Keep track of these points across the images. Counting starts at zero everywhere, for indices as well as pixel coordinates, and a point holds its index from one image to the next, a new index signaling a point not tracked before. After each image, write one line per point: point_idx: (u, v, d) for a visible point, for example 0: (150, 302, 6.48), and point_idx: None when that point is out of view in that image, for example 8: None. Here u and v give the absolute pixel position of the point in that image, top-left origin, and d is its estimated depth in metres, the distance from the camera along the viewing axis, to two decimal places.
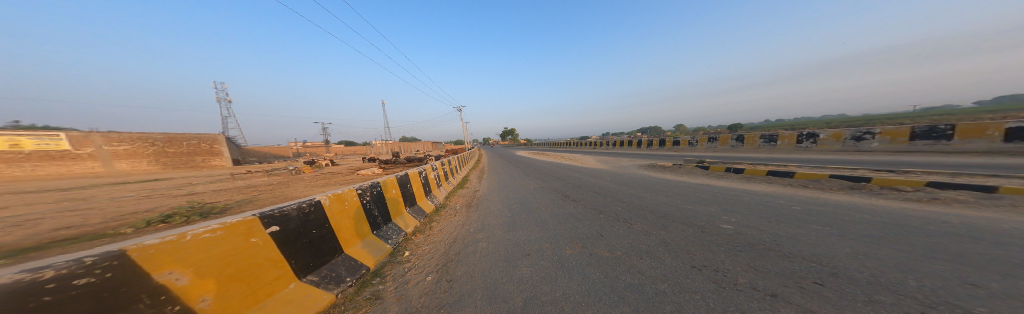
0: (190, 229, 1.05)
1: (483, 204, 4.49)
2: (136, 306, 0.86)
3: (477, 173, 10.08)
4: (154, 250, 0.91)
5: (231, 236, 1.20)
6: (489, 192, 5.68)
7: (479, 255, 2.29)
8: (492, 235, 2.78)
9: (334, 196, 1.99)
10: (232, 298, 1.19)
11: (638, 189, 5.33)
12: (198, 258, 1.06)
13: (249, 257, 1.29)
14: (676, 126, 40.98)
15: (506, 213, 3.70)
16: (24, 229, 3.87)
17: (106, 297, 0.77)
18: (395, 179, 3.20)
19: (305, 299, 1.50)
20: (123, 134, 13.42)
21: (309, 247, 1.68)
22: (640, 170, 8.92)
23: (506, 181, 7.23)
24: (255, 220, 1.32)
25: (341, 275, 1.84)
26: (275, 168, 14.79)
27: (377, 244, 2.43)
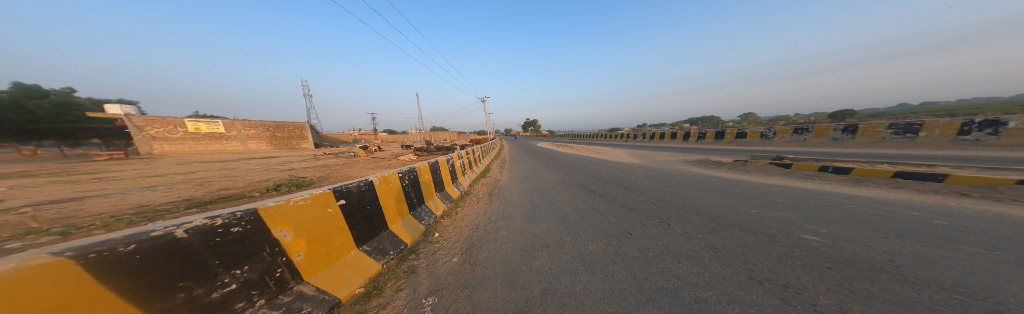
0: (293, 196, 1.44)
1: (504, 193, 4.62)
2: (263, 252, 1.26)
3: (504, 163, 10.28)
4: (273, 210, 1.29)
5: (317, 204, 1.59)
6: (511, 182, 5.78)
7: (499, 242, 2.41)
8: (513, 225, 2.87)
9: (381, 178, 2.36)
10: (316, 256, 1.57)
11: (685, 187, 4.69)
12: (297, 220, 1.45)
13: (327, 224, 1.68)
14: (745, 115, 33.90)
15: (527, 203, 3.74)
16: (202, 188, 5.69)
17: (247, 242, 1.16)
18: (427, 165, 3.57)
19: (361, 265, 1.86)
20: (251, 122, 18.37)
21: (365, 220, 2.06)
22: (691, 166, 7.75)
23: (527, 172, 7.21)
24: (330, 193, 1.70)
25: (386, 248, 2.19)
26: (341, 152, 17.85)
27: (413, 223, 2.79)
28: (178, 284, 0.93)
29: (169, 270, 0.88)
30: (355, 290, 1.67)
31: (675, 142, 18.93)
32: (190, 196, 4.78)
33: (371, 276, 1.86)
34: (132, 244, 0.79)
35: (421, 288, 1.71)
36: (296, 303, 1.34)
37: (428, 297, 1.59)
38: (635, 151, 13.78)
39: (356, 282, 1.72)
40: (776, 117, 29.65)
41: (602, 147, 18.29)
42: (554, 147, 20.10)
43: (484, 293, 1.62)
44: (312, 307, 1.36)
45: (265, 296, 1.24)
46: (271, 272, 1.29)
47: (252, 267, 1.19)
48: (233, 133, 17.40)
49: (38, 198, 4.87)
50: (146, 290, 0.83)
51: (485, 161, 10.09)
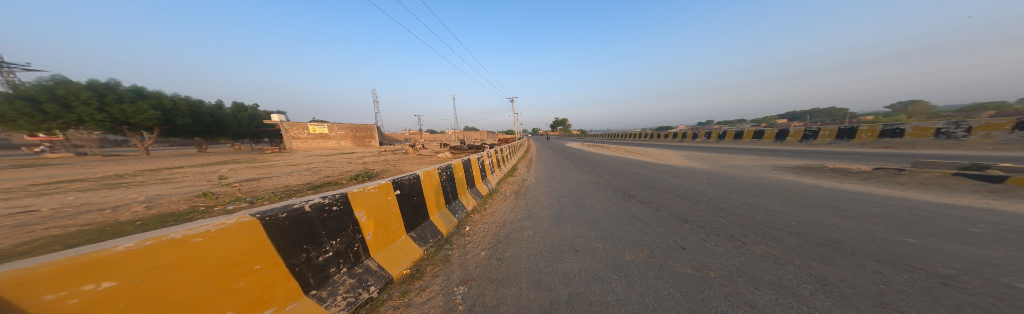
0: (367, 185, 1.87)
1: (531, 193, 4.58)
2: (349, 228, 1.69)
3: (538, 163, 10.13)
4: (356, 194, 1.73)
5: (382, 193, 2.01)
6: (539, 182, 5.66)
7: (524, 242, 2.42)
8: (539, 225, 2.84)
9: (425, 173, 2.76)
10: (379, 236, 1.97)
11: (774, 199, 3.58)
12: (370, 204, 1.88)
13: (388, 211, 2.09)
14: (901, 105, 23.38)
15: (554, 205, 3.62)
16: (313, 175, 7.72)
17: (341, 219, 1.60)
18: (461, 163, 3.91)
19: (409, 249, 2.21)
20: (342, 124, 24.04)
21: (413, 209, 2.45)
22: (789, 173, 5.86)
23: (558, 173, 6.91)
24: (391, 185, 2.13)
25: (427, 236, 2.52)
26: (400, 149, 21.13)
27: (448, 216, 3.09)
28: (303, 246, 1.36)
29: (300, 235, 1.32)
30: (403, 270, 2.00)
31: (767, 142, 14.70)
32: (306, 181, 6.53)
33: (415, 260, 2.18)
34: (284, 213, 1.23)
35: (453, 276, 1.89)
36: (365, 274, 1.72)
37: (459, 286, 1.76)
38: (702, 153, 11.36)
39: (406, 264, 2.06)
40: (969, 105, 19.35)
41: (657, 148, 15.81)
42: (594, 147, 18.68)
43: (508, 289, 1.67)
44: (374, 280, 1.73)
45: (347, 265, 1.65)
46: (352, 245, 1.71)
47: (342, 239, 1.62)
48: (332, 134, 23.25)
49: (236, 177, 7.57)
50: (288, 247, 1.26)
51: (513, 161, 10.21)
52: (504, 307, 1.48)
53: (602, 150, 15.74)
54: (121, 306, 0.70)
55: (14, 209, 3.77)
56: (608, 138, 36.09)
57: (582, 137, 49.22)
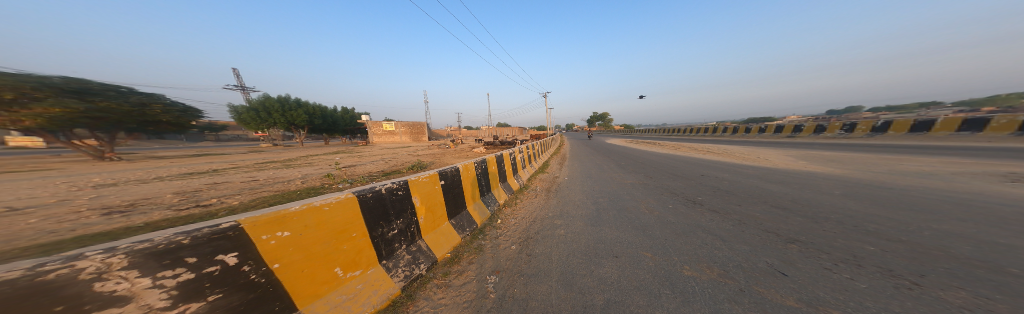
0: (422, 175, 2.26)
1: (564, 191, 4.35)
2: (410, 210, 2.08)
3: (578, 159, 9.47)
4: (414, 181, 2.12)
5: (432, 183, 2.37)
6: (574, 180, 5.32)
7: (555, 240, 2.33)
8: (573, 224, 2.66)
9: (464, 166, 3.04)
10: (430, 221, 2.33)
11: (992, 227, 2.10)
12: (423, 192, 2.25)
13: (437, 199, 2.44)
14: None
15: (588, 205, 3.33)
16: (386, 164, 9.65)
17: (404, 202, 2.00)
18: (494, 158, 4.07)
19: (451, 235, 2.51)
20: (401, 123, 29.03)
21: (454, 198, 2.74)
22: (1018, 184, 3.53)
23: (598, 171, 6.28)
24: (439, 176, 2.48)
25: (464, 225, 2.77)
26: (445, 144, 23.63)
27: (483, 208, 3.29)
28: (380, 221, 1.77)
29: (378, 212, 1.74)
30: (444, 254, 2.27)
31: (977, 139, 9.15)
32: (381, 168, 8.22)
33: (454, 246, 2.44)
34: (369, 193, 1.67)
35: (486, 265, 2.01)
36: (418, 253, 2.06)
37: (490, 276, 1.85)
38: (830, 152, 8.02)
39: (447, 248, 2.34)
40: None
41: (753, 146, 11.94)
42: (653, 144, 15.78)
43: (538, 285, 1.64)
44: (424, 258, 2.06)
45: (405, 243, 2.01)
46: (411, 226, 2.08)
47: (405, 219, 2.02)
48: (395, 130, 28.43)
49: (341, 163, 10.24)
50: (371, 221, 1.69)
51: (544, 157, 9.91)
52: (533, 302, 1.46)
53: (660, 147, 13.30)
54: (288, 250, 1.14)
55: (240, 178, 6.32)
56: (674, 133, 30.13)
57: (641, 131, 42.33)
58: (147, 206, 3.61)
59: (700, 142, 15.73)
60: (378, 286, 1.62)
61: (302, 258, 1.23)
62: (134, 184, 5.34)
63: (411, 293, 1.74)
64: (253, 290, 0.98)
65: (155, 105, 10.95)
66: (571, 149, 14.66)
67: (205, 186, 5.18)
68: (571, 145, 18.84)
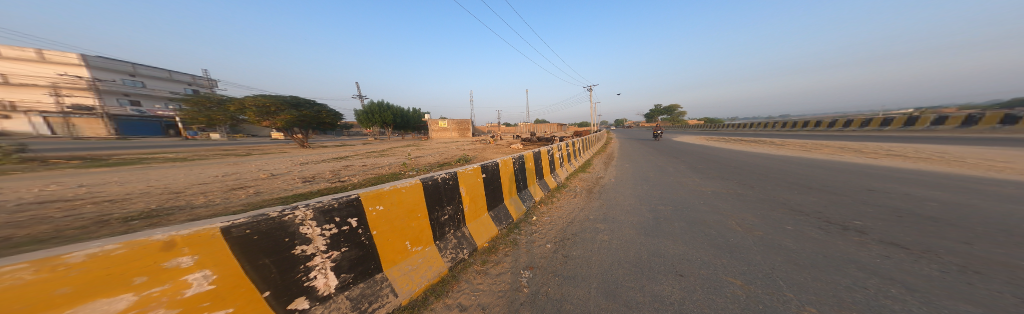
0: (467, 167, 2.49)
1: (608, 195, 4.15)
2: (457, 198, 2.34)
3: (629, 159, 8.50)
4: (462, 173, 2.38)
5: (476, 176, 2.57)
6: (620, 183, 4.99)
7: (594, 245, 2.36)
8: (615, 233, 2.64)
9: (503, 161, 3.14)
10: (474, 211, 2.55)
11: None
12: (469, 183, 2.49)
13: (480, 191, 2.65)
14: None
15: (635, 215, 3.15)
16: (445, 153, 11.33)
17: (453, 191, 2.28)
18: (532, 155, 4.05)
19: (490, 227, 2.67)
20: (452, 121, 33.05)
21: (493, 191, 2.90)
22: None
23: (655, 176, 5.48)
24: (481, 170, 2.67)
25: (501, 218, 2.91)
26: (485, 139, 24.67)
27: (519, 203, 3.39)
28: (436, 205, 2.10)
29: (435, 197, 2.08)
30: (483, 243, 2.45)
31: None
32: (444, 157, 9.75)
33: (493, 236, 2.62)
34: (429, 180, 2.01)
35: (520, 260, 2.14)
36: (462, 237, 2.31)
37: (524, 270, 1.98)
38: None
39: (486, 238, 2.52)
40: None
41: (970, 149, 7.26)
42: (754, 145, 11.84)
43: (574, 289, 1.67)
44: (468, 244, 2.29)
45: (453, 228, 2.27)
46: (458, 213, 2.34)
47: (455, 206, 2.31)
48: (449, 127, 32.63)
49: (413, 152, 12.65)
50: (431, 205, 2.03)
51: (588, 156, 9.31)
52: (568, 305, 1.49)
53: (757, 149, 10.26)
54: (379, 222, 1.59)
55: (355, 161, 8.95)
56: (783, 131, 22.26)
57: (733, 126, 32.92)
58: (314, 178, 5.74)
59: (830, 141, 11.19)
60: (432, 263, 1.93)
61: (386, 230, 1.66)
62: (310, 163, 8.55)
63: (456, 274, 1.98)
64: (360, 247, 1.47)
65: (324, 112, 17.68)
66: (624, 147, 13.01)
67: (342, 166, 7.64)
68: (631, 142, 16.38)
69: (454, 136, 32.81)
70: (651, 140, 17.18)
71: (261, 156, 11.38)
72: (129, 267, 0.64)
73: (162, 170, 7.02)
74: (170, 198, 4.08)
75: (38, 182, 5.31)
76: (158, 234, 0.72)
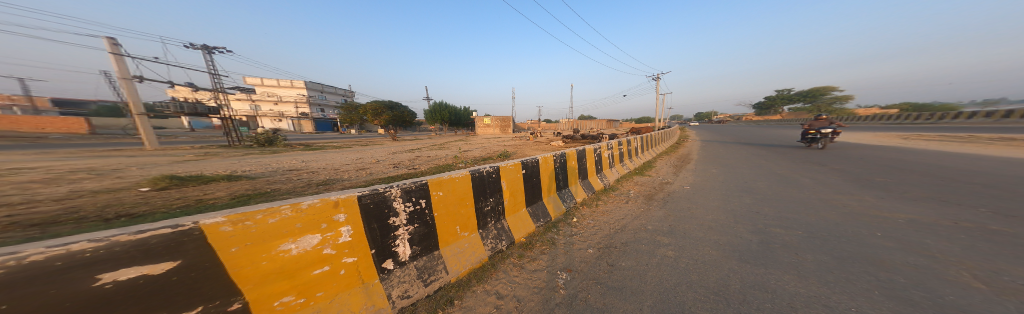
0: (509, 162, 2.55)
1: (673, 204, 3.46)
2: (500, 191, 2.45)
3: (708, 162, 6.82)
4: (504, 167, 2.46)
5: (517, 171, 2.61)
6: (694, 191, 4.07)
7: (651, 259, 2.02)
8: (683, 249, 2.17)
9: (544, 158, 3.05)
10: (514, 205, 2.62)
11: None
12: (511, 178, 2.56)
13: (520, 186, 2.69)
14: None
15: (714, 231, 2.50)
16: (492, 148, 12.02)
17: (496, 184, 2.39)
18: (575, 153, 3.78)
19: (528, 223, 2.70)
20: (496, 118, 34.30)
21: (533, 187, 2.88)
22: None
23: (751, 186, 4.17)
24: (523, 166, 2.69)
25: (540, 215, 2.89)
26: (519, 135, 24.26)
27: (558, 202, 3.26)
28: (482, 196, 2.26)
29: (482, 188, 2.25)
30: (521, 237, 2.51)
31: None
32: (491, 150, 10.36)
33: (530, 232, 2.64)
34: (477, 172, 2.18)
35: (558, 260, 2.09)
36: (502, 229, 2.42)
37: (561, 272, 1.92)
38: None
39: (523, 233, 2.57)
40: None
41: None
42: (958, 150, 7.46)
43: (621, 302, 1.50)
44: (506, 236, 2.40)
45: (494, 220, 2.40)
46: (500, 206, 2.45)
47: (498, 199, 2.43)
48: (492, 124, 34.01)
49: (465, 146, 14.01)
50: (478, 195, 2.21)
51: (649, 156, 7.93)
52: None
53: (961, 156, 6.46)
54: (440, 206, 1.88)
55: (420, 152, 10.67)
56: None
57: (915, 121, 21.29)
58: (391, 165, 7.18)
59: None
60: (476, 249, 2.11)
61: (444, 213, 1.93)
62: (393, 153, 10.80)
63: (494, 263, 2.10)
64: (426, 225, 1.79)
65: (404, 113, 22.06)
66: (703, 147, 10.43)
67: (414, 156, 9.29)
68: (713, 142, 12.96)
69: (497, 132, 33.92)
70: (747, 139, 13.12)
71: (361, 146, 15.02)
72: (322, 216, 1.19)
73: (311, 153, 10.28)
74: (313, 173, 5.89)
75: (259, 158, 8.65)
76: (340, 194, 1.28)
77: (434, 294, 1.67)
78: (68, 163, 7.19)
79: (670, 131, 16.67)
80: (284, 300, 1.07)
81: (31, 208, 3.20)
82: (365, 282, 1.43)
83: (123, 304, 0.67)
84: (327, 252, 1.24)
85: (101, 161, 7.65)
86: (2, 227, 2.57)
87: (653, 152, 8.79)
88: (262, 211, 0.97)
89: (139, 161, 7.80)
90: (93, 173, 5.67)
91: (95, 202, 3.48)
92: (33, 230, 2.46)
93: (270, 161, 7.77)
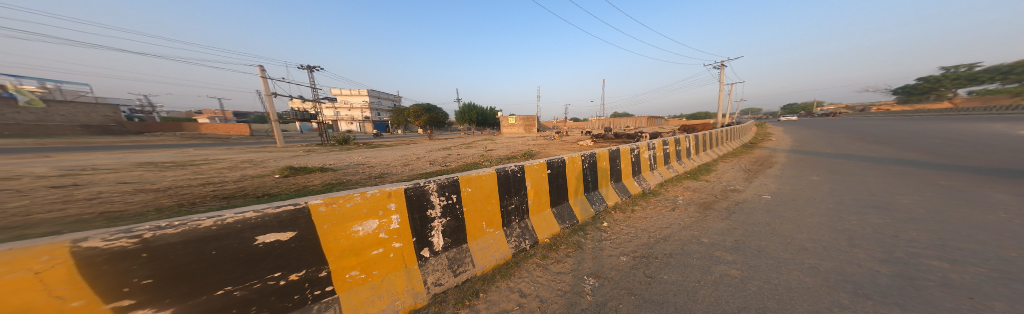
0: (534, 161, 2.47)
1: (743, 217, 2.77)
2: (524, 191, 2.40)
3: (802, 168, 5.27)
4: (529, 167, 2.40)
5: (542, 171, 2.52)
6: (775, 202, 3.18)
7: (704, 276, 1.66)
8: (753, 269, 1.70)
9: (570, 158, 2.85)
10: (539, 204, 2.54)
11: None
12: (536, 178, 2.47)
13: (546, 186, 2.58)
14: None
15: (808, 253, 1.88)
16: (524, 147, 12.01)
17: (521, 182, 2.35)
18: (607, 152, 3.43)
19: (552, 224, 2.57)
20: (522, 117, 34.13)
21: (558, 188, 2.73)
22: None
23: (876, 202, 3.02)
24: (547, 166, 2.57)
25: (565, 217, 2.72)
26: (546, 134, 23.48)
27: (587, 204, 3.01)
28: (508, 195, 2.26)
29: (509, 187, 2.25)
30: (544, 238, 2.40)
31: None
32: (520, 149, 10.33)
33: (554, 234, 2.51)
34: (502, 170, 2.19)
35: (585, 265, 1.92)
36: (526, 228, 2.36)
37: (589, 277, 1.75)
38: None
39: (548, 234, 2.46)
40: None
41: None
42: None
43: None
44: (530, 236, 2.33)
45: (518, 219, 2.36)
46: (524, 205, 2.40)
47: (522, 198, 2.38)
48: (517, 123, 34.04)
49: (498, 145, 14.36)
50: (505, 194, 2.23)
51: (709, 158, 6.61)
52: None
53: None
54: (471, 202, 1.96)
55: (457, 150, 11.48)
56: None
57: None
58: (431, 161, 7.93)
59: None
60: (500, 246, 2.12)
61: (475, 209, 2.01)
62: (435, 150, 11.92)
63: (517, 261, 2.05)
64: (457, 219, 1.89)
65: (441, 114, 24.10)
66: (794, 150, 8.10)
67: (446, 154, 9.98)
68: (812, 142, 9.90)
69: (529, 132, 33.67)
70: (872, 139, 9.55)
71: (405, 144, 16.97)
72: (377, 205, 1.41)
73: (373, 150, 12.25)
74: (372, 167, 6.99)
75: (338, 154, 10.78)
76: (390, 187, 1.47)
77: (461, 284, 1.72)
78: (235, 156, 10.40)
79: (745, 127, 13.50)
80: (352, 274, 1.36)
81: (213, 185, 4.75)
82: (409, 266, 1.59)
83: (266, 258, 1.01)
84: (382, 236, 1.46)
85: (249, 155, 10.78)
86: (203, 196, 3.91)
87: (714, 154, 7.28)
88: (335, 198, 1.22)
89: (270, 155, 10.64)
90: (247, 163, 8.02)
91: (250, 183, 4.92)
92: (213, 200, 3.66)
93: (343, 156, 9.56)
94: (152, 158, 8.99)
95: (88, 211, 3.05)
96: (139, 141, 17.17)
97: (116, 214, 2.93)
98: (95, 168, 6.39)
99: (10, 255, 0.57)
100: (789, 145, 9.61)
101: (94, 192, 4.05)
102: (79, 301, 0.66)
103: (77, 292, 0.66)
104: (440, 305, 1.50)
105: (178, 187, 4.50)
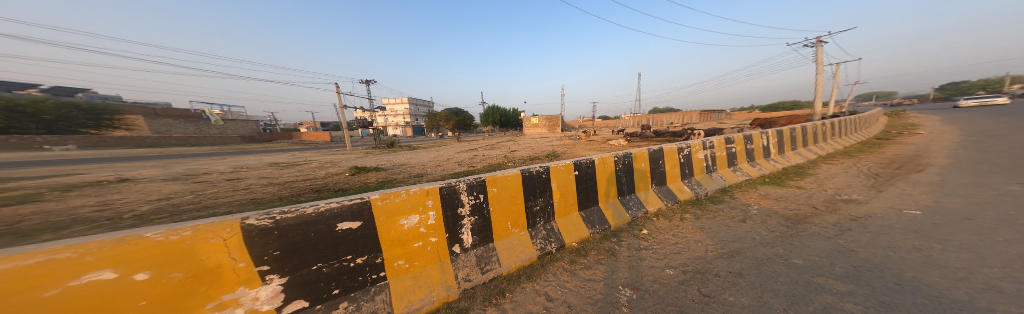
0: (560, 162, 2.30)
1: (866, 238, 2.00)
2: (550, 193, 2.24)
3: (980, 175, 3.58)
4: (555, 167, 2.24)
5: (569, 173, 2.33)
6: (925, 222, 2.21)
7: (796, 306, 1.23)
8: (887, 307, 1.18)
9: (601, 159, 2.56)
10: (567, 206, 2.35)
11: None
12: (563, 180, 2.30)
13: (573, 188, 2.37)
14: None
15: (1002, 295, 1.21)
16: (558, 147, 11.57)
17: (547, 184, 2.21)
18: (648, 152, 2.97)
19: (579, 227, 2.33)
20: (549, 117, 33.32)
21: (587, 191, 2.47)
22: None
23: None
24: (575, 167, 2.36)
25: (595, 221, 2.44)
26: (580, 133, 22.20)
27: (621, 210, 2.66)
28: (535, 196, 2.15)
29: (536, 188, 2.14)
30: (572, 242, 2.19)
31: None
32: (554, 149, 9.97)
33: (583, 239, 2.26)
34: (530, 170, 2.10)
35: (620, 274, 1.66)
36: (551, 230, 2.21)
37: (625, 287, 1.51)
38: None
39: (575, 237, 2.23)
40: None
41: None
42: None
43: None
44: (557, 239, 2.15)
45: (544, 220, 2.22)
46: (550, 207, 2.25)
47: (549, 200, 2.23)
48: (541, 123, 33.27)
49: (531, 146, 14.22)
50: (532, 194, 2.13)
51: (798, 159, 5.11)
52: None
53: None
54: (501, 203, 1.93)
55: (491, 151, 11.84)
56: None
57: None
58: (467, 161, 8.37)
59: None
60: (527, 247, 2.01)
61: (505, 210, 1.97)
62: (471, 151, 12.56)
63: (544, 263, 1.91)
64: (487, 218, 1.87)
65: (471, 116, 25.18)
66: (959, 149, 5.61)
67: (479, 155, 10.31)
68: (1001, 137, 6.62)
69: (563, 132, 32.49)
70: None
71: (446, 147, 18.27)
72: (418, 201, 1.48)
73: (419, 152, 13.71)
74: (417, 167, 7.82)
75: (392, 155, 12.44)
76: (429, 184, 1.54)
77: (489, 282, 1.67)
78: (322, 157, 13.09)
79: (864, 118, 10.03)
80: (399, 262, 1.45)
81: (306, 179, 6.05)
82: (443, 260, 1.62)
83: (342, 243, 1.19)
84: (423, 230, 1.53)
85: (331, 156, 13.42)
86: (299, 188, 5.03)
87: (810, 154, 5.63)
88: (384, 194, 1.33)
89: (344, 157, 12.98)
90: (330, 162, 9.98)
91: (328, 179, 6.07)
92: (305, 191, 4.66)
93: (396, 158, 10.93)
94: (274, 158, 12.08)
95: (235, 196, 4.27)
96: (267, 146, 23.27)
97: (251, 199, 3.97)
98: (245, 166, 8.95)
99: (214, 225, 0.85)
100: (951, 141, 6.69)
101: (241, 182, 5.65)
102: (243, 263, 0.92)
103: (242, 257, 0.91)
104: (470, 301, 1.47)
105: (286, 180, 5.92)
